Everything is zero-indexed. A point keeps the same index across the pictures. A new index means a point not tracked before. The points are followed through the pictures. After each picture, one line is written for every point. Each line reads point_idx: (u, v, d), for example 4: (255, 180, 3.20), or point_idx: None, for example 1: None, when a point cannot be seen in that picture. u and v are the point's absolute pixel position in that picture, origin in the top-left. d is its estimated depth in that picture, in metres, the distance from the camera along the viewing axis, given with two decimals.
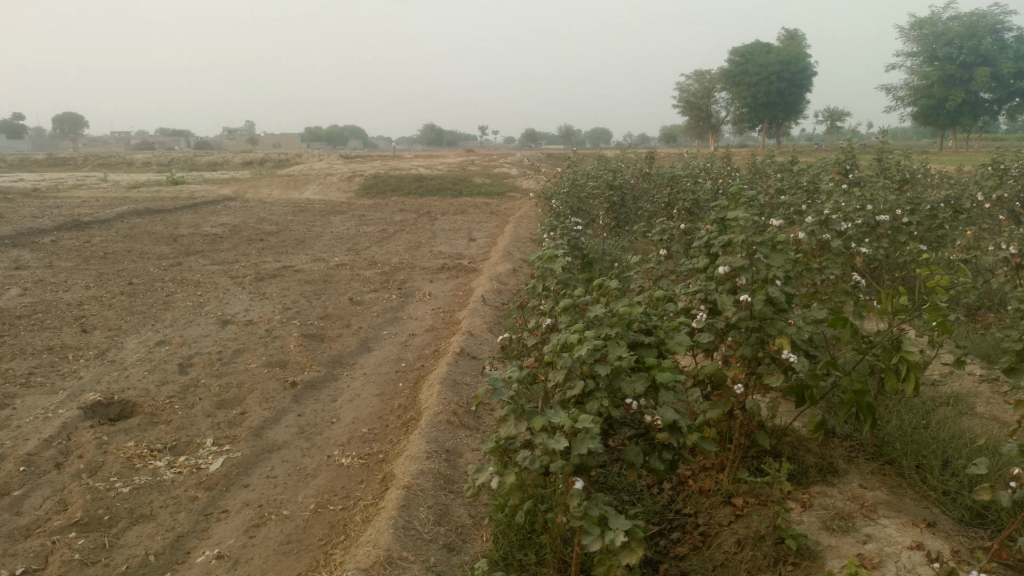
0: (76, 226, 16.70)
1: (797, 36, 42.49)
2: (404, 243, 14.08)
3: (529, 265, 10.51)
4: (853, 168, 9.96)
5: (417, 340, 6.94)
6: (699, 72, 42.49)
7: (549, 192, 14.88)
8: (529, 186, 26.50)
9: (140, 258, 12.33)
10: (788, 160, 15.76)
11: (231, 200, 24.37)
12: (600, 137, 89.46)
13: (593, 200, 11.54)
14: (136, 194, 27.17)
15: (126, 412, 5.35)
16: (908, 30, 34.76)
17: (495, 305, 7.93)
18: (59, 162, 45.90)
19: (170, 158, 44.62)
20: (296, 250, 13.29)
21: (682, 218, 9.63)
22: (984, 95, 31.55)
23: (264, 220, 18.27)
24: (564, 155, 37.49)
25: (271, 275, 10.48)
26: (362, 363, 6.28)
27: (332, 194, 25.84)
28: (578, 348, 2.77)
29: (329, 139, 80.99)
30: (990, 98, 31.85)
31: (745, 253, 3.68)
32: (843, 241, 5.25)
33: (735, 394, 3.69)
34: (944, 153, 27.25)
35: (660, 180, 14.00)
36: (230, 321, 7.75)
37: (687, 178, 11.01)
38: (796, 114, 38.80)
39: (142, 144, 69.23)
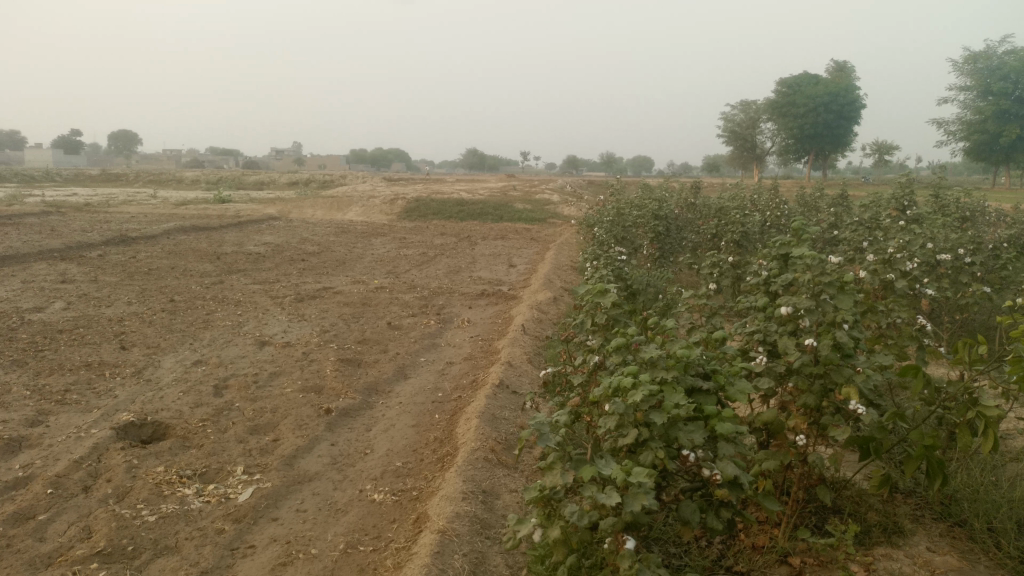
0: (124, 241, 16.97)
1: (846, 68, 41.90)
2: (444, 267, 13.98)
3: (570, 294, 10.31)
4: (910, 204, 9.60)
5: (454, 368, 6.77)
6: (745, 103, 42.11)
7: (592, 219, 14.69)
8: (570, 213, 26.34)
9: (183, 275, 12.42)
10: (838, 193, 15.35)
11: (275, 219, 24.65)
12: (642, 166, 89.23)
13: (637, 229, 11.31)
14: (184, 211, 27.65)
15: (158, 434, 5.26)
16: (962, 64, 34.02)
17: (536, 335, 7.74)
18: (113, 177, 47.12)
19: (218, 177, 45.50)
20: (336, 271, 13.28)
21: (730, 250, 9.37)
22: None
23: (306, 240, 18.38)
24: (606, 182, 37.31)
25: (310, 296, 10.44)
26: (398, 391, 6.12)
27: (374, 216, 25.99)
28: (633, 394, 2.59)
29: (373, 162, 82.10)
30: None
31: (810, 294, 3.48)
32: (908, 283, 4.99)
33: (795, 444, 3.45)
34: (998, 189, 26.43)
35: (706, 211, 13.73)
36: (267, 343, 7.67)
37: (734, 210, 10.73)
38: (844, 146, 38.14)
39: (192, 161, 70.96)
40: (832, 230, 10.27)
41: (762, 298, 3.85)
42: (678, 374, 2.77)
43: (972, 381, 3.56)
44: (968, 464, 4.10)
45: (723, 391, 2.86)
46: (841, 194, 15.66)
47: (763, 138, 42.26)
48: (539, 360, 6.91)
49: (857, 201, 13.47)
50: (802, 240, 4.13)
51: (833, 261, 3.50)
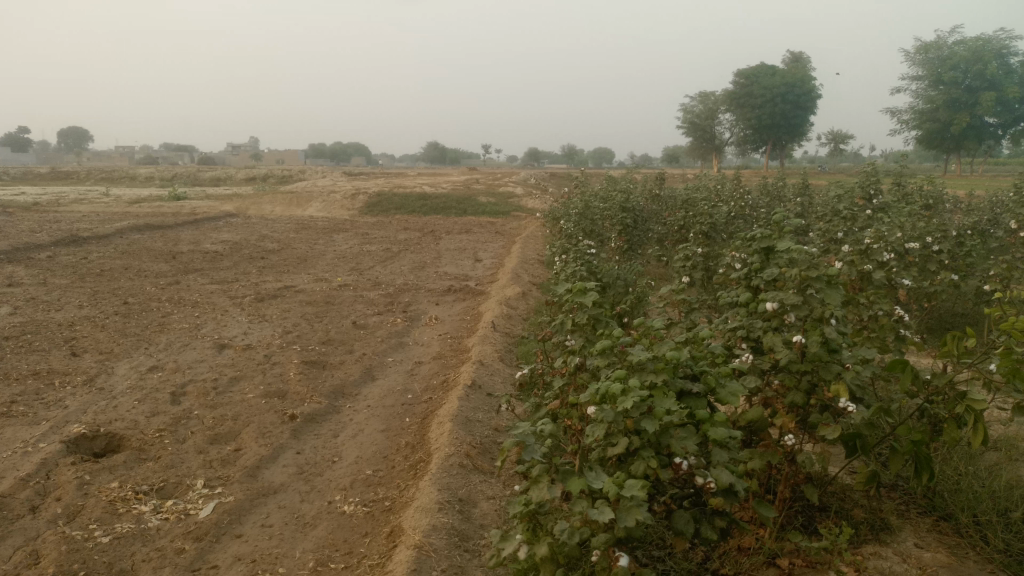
0: (75, 241, 16.39)
1: (803, 59, 42.36)
2: (408, 263, 13.72)
3: (539, 289, 10.16)
4: (875, 193, 9.62)
5: (424, 368, 6.57)
6: (704, 94, 42.38)
7: (557, 212, 14.55)
8: (534, 206, 26.20)
9: (138, 276, 11.99)
10: (800, 183, 15.43)
11: (233, 216, 24.10)
12: (603, 158, 89.55)
13: (604, 222, 11.20)
14: (138, 209, 26.89)
15: (112, 446, 4.98)
16: (913, 54, 34.62)
17: (506, 332, 7.57)
18: (63, 175, 45.73)
19: (174, 173, 44.42)
20: (298, 269, 12.96)
21: (699, 241, 9.29)
22: (990, 120, 31.35)
23: (266, 238, 17.95)
24: (569, 175, 37.23)
25: (271, 296, 10.13)
26: (366, 394, 5.91)
27: (335, 211, 25.55)
28: (623, 400, 2.43)
29: (333, 156, 81.12)
30: (995, 123, 31.63)
31: (796, 288, 3.37)
32: (884, 274, 4.92)
33: (784, 444, 3.33)
34: (950, 177, 26.95)
35: (671, 203, 13.68)
36: (227, 346, 7.37)
37: (701, 202, 10.67)
38: (801, 136, 38.60)
39: (146, 158, 69.37)
40: (798, 219, 10.26)
41: (745, 294, 3.74)
42: (668, 378, 2.63)
43: (959, 373, 3.49)
44: (950, 455, 4.05)
45: (714, 394, 2.73)
46: (803, 184, 15.74)
47: (722, 129, 42.57)
48: (511, 358, 6.74)
49: (820, 191, 13.54)
50: (783, 233, 4.03)
51: (819, 255, 3.40)
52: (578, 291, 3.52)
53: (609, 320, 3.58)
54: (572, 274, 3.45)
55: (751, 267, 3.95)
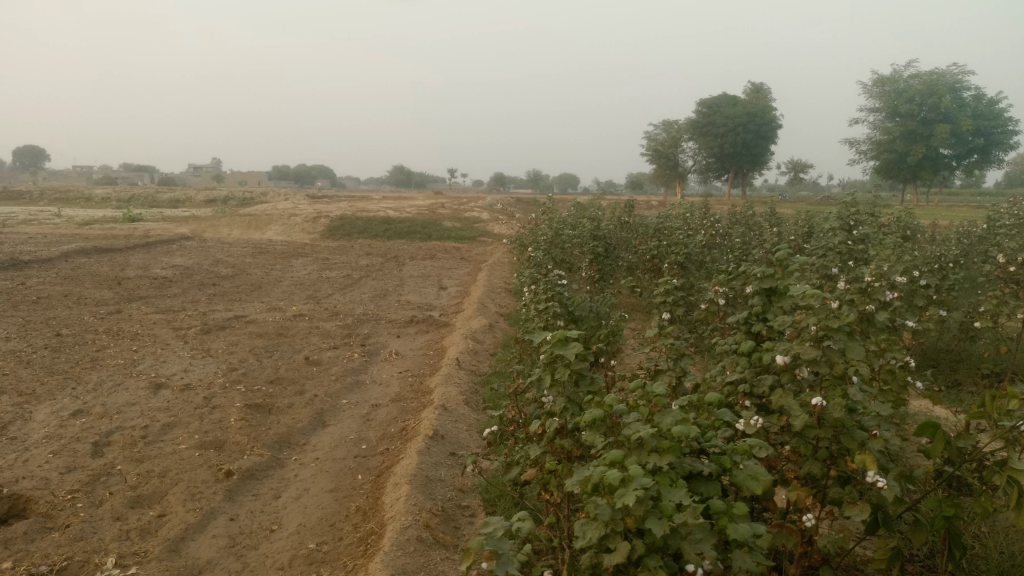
0: (14, 265, 15.47)
1: (764, 89, 42.93)
2: (369, 291, 13.08)
3: (505, 321, 9.61)
4: (853, 223, 9.30)
5: (381, 412, 5.97)
6: (668, 122, 42.61)
7: (524, 240, 14.07)
8: (499, 232, 25.74)
9: (77, 304, 11.20)
10: (769, 212, 15.17)
11: (188, 239, 23.23)
12: (568, 184, 90.09)
13: (574, 250, 10.73)
14: (88, 231, 25.85)
15: (17, 509, 4.29)
16: (871, 86, 35.13)
17: (472, 371, 7.00)
18: (14, 195, 44.17)
19: (130, 194, 43.15)
20: (252, 297, 12.25)
21: (674, 273, 8.86)
22: (944, 151, 31.85)
23: (220, 263, 17.19)
24: (535, 200, 36.95)
25: (219, 327, 9.44)
26: (314, 444, 5.29)
27: (295, 236, 24.80)
28: (623, 496, 1.91)
29: (297, 178, 80.28)
30: (949, 154, 32.15)
31: (811, 339, 2.89)
32: (887, 314, 4.47)
33: (800, 522, 2.83)
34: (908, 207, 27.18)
35: (640, 231, 13.27)
36: (163, 386, 6.69)
37: (674, 230, 10.26)
38: (762, 164, 38.89)
39: (103, 177, 67.93)
40: (774, 251, 9.90)
41: (748, 343, 3.24)
42: (675, 460, 2.11)
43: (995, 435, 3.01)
44: (969, 521, 3.60)
45: (730, 477, 2.21)
46: (772, 214, 15.48)
47: (686, 157, 42.70)
48: (477, 401, 6.16)
49: (790, 221, 13.27)
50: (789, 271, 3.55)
51: (838, 301, 2.92)
52: (557, 341, 3.00)
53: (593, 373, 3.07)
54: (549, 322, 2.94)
55: (753, 310, 3.46)
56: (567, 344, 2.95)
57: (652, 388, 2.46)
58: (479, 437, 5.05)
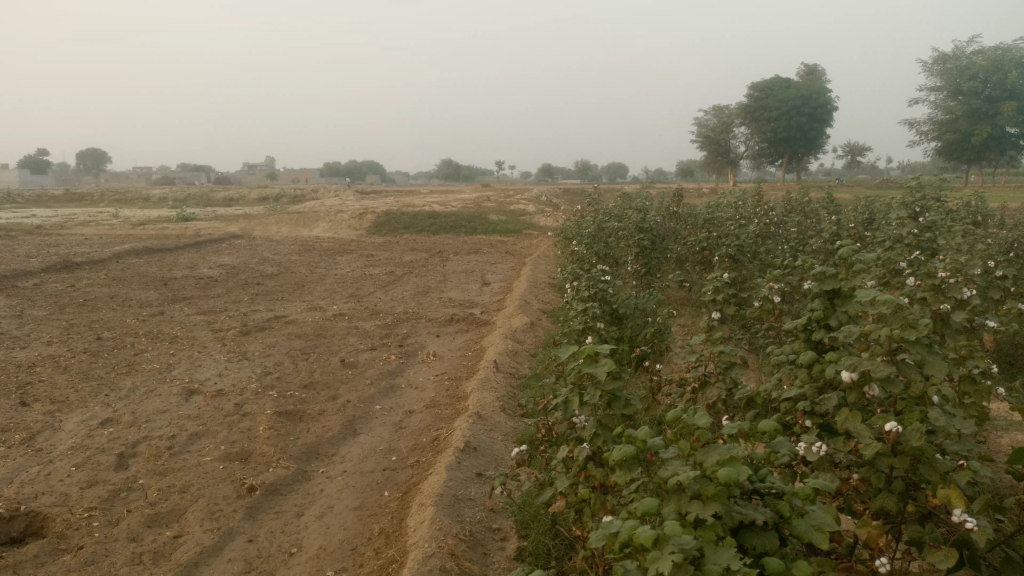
0: (67, 266, 15.72)
1: (818, 72, 41.56)
2: (411, 288, 12.86)
3: (548, 318, 9.27)
4: (917, 210, 8.69)
5: (414, 420, 5.69)
6: (718, 107, 41.60)
7: (569, 233, 13.68)
8: (546, 225, 25.37)
9: (122, 306, 11.24)
10: (827, 199, 14.48)
11: (238, 238, 23.44)
12: (616, 174, 89.17)
13: (620, 243, 10.31)
14: (142, 232, 26.31)
15: (34, 528, 4.14)
16: (931, 64, 33.62)
17: (511, 374, 6.67)
18: (76, 197, 45.47)
19: (185, 193, 43.98)
20: (294, 296, 12.14)
21: (725, 267, 8.39)
22: (1011, 130, 30.33)
23: (267, 261, 17.22)
24: (582, 191, 36.40)
25: (258, 329, 9.31)
26: (343, 455, 5.04)
27: (342, 232, 24.83)
28: (658, 561, 1.56)
29: (346, 174, 81.08)
30: (1016, 132, 30.63)
31: (883, 353, 2.49)
32: (965, 313, 3.99)
33: (872, 565, 2.43)
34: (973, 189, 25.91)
35: (690, 222, 12.77)
36: (196, 393, 6.54)
37: (725, 221, 9.76)
38: (817, 148, 37.66)
39: (159, 177, 69.58)
40: (833, 241, 9.33)
41: (807, 354, 2.85)
42: (721, 511, 1.76)
43: None
44: None
45: (789, 527, 1.85)
46: (829, 201, 14.77)
47: (737, 142, 41.58)
48: (514, 407, 5.83)
49: (849, 207, 12.60)
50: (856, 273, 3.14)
51: (915, 310, 2.52)
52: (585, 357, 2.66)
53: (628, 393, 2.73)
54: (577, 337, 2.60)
55: (812, 316, 3.06)
56: (596, 362, 2.61)
57: (698, 416, 2.09)
58: (514, 450, 4.72)
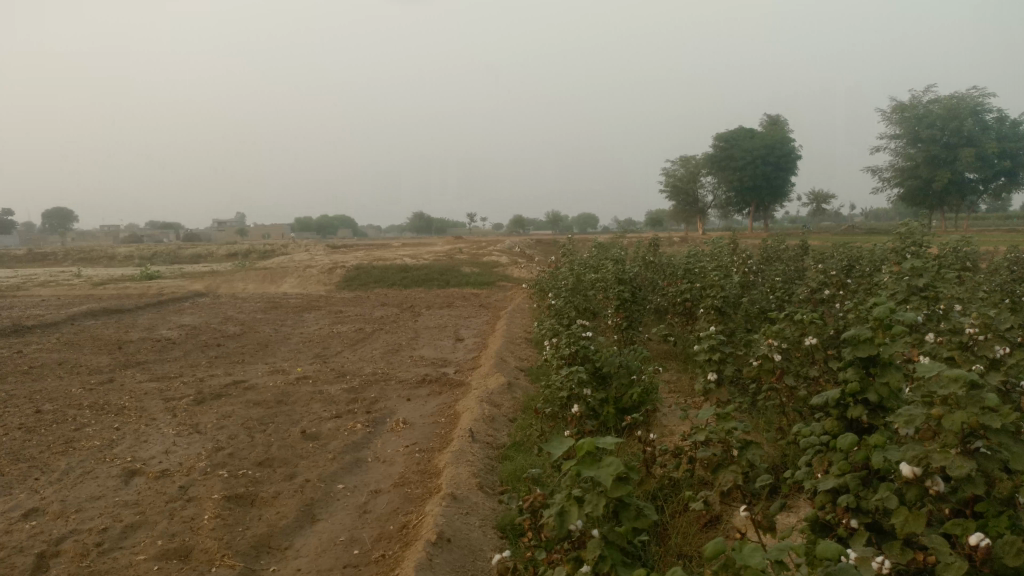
0: (16, 330, 14.89)
1: (782, 122, 42.35)
2: (380, 347, 12.24)
3: (526, 378, 8.72)
4: (906, 256, 8.36)
5: (381, 502, 5.09)
6: (686, 158, 41.99)
7: (545, 285, 13.22)
8: (520, 277, 24.94)
9: (69, 373, 10.48)
10: (804, 247, 14.22)
11: (202, 295, 22.71)
12: (586, 224, 89.82)
13: (598, 295, 9.84)
14: (101, 292, 25.41)
15: None
16: (891, 113, 34.22)
17: (489, 443, 6.09)
18: (38, 256, 44.26)
19: (151, 251, 43.07)
20: (256, 358, 11.47)
21: (711, 320, 7.95)
22: (970, 176, 30.80)
23: (230, 320, 16.51)
24: (554, 242, 36.21)
25: (214, 396, 8.65)
26: (298, 549, 4.43)
27: (310, 288, 24.15)
28: None
29: (318, 229, 80.56)
30: (976, 178, 31.10)
31: (956, 443, 2.06)
32: (1003, 375, 3.57)
33: None
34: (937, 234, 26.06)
35: (668, 271, 12.37)
36: (137, 474, 5.87)
37: (707, 271, 9.34)
38: (783, 196, 38.02)
39: (127, 236, 68.57)
40: (819, 291, 8.95)
41: (847, 437, 2.41)
42: None
43: None
44: None
45: None
46: (805, 249, 14.51)
47: (705, 191, 41.92)
48: (493, 485, 5.26)
49: (829, 254, 12.31)
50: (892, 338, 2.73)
51: (990, 389, 2.10)
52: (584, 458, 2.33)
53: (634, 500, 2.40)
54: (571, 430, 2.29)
55: (846, 387, 2.63)
56: (597, 463, 2.27)
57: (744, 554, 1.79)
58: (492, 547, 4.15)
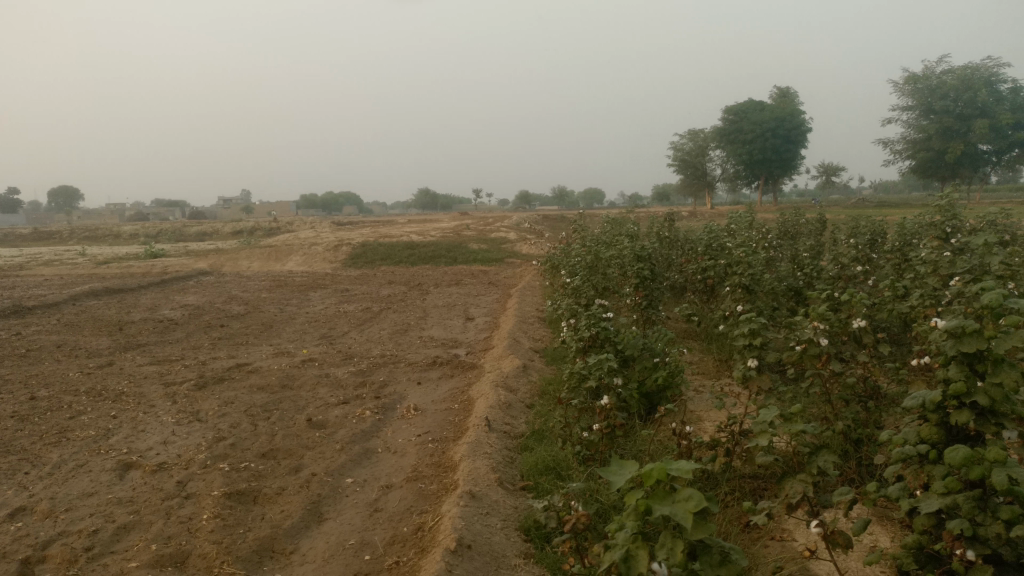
0: (17, 311, 14.55)
1: (790, 93, 41.52)
2: (388, 327, 11.85)
3: (541, 361, 8.32)
4: (943, 230, 7.88)
5: (393, 499, 4.72)
6: (694, 131, 41.25)
7: (557, 262, 12.79)
8: (528, 254, 24.49)
9: (67, 356, 10.11)
10: (823, 221, 13.72)
11: (207, 274, 22.34)
12: (592, 199, 89.14)
13: (615, 273, 9.40)
14: (105, 270, 25.03)
15: None
16: (903, 83, 33.40)
17: (507, 433, 5.70)
18: (45, 235, 44.00)
19: (157, 229, 42.74)
20: (260, 340, 11.08)
21: (738, 299, 7.53)
22: (984, 147, 30.09)
23: (234, 300, 16.13)
24: (562, 219, 35.73)
25: (216, 381, 8.28)
26: (304, 553, 4.07)
27: (316, 266, 23.76)
28: None
29: (324, 206, 80.16)
30: (989, 149, 30.39)
31: None
32: None
33: None
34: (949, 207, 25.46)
35: (685, 247, 11.90)
36: (133, 467, 5.51)
37: (730, 246, 8.88)
38: (793, 169, 37.35)
39: (134, 214, 68.44)
40: (850, 267, 8.50)
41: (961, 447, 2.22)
42: None
43: None
44: None
45: None
46: (824, 222, 14.00)
47: (714, 165, 41.31)
48: (513, 480, 4.88)
49: (853, 227, 11.79)
50: (1004, 330, 2.51)
51: None
52: (654, 493, 2.34)
53: (709, 540, 2.40)
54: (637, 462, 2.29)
55: (950, 388, 2.49)
56: (669, 496, 2.28)
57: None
58: (516, 559, 3.78)
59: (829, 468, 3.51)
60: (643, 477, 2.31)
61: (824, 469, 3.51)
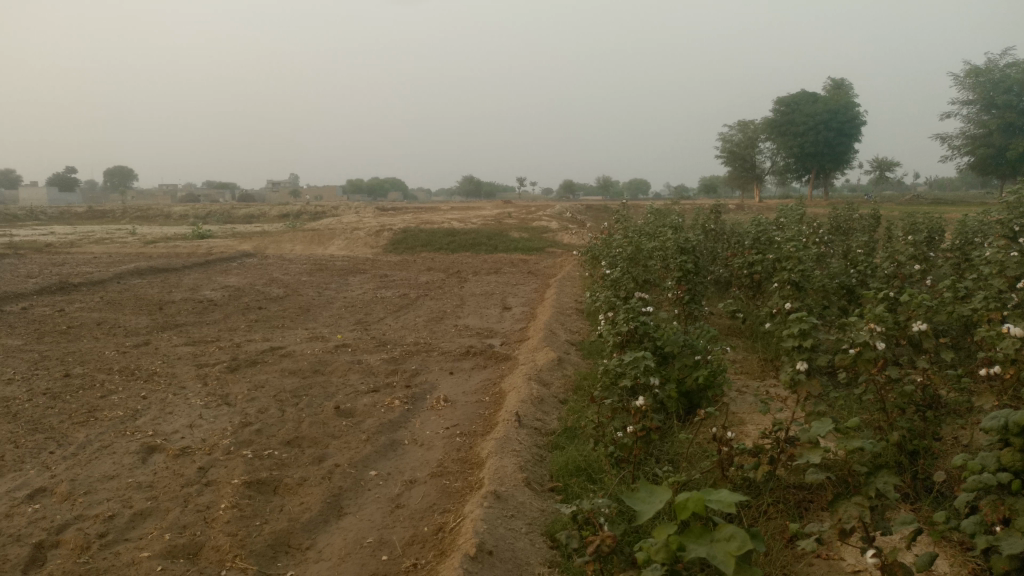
0: (63, 288, 14.77)
1: (845, 84, 40.27)
2: (424, 314, 11.72)
3: (578, 355, 8.08)
4: (1011, 229, 7.39)
5: (415, 494, 4.53)
6: (744, 122, 40.33)
7: (598, 253, 12.48)
8: (569, 244, 24.16)
9: (106, 334, 10.17)
10: (878, 216, 13.15)
11: (250, 256, 22.52)
12: (638, 190, 88.22)
13: (658, 265, 9.08)
14: (153, 250, 25.47)
15: None
16: (964, 76, 32.11)
17: (538, 429, 5.47)
18: (98, 214, 44.99)
19: (206, 210, 43.38)
20: (296, 323, 11.03)
21: (786, 296, 7.16)
22: None
23: (274, 282, 16.17)
24: (605, 208, 35.28)
25: (249, 364, 8.21)
26: (320, 550, 3.91)
27: (357, 251, 23.78)
28: None
29: (369, 191, 80.72)
30: None
31: None
32: None
33: None
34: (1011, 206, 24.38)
35: (732, 241, 11.50)
36: (157, 450, 5.43)
37: (779, 240, 8.48)
38: (845, 164, 36.28)
39: (187, 194, 69.88)
40: (907, 265, 8.05)
41: None
42: None
43: None
44: None
45: None
46: (879, 217, 13.43)
47: (763, 158, 40.39)
48: (541, 480, 4.66)
49: (910, 223, 11.24)
50: None
51: None
52: (690, 530, 2.42)
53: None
54: (671, 490, 2.42)
55: None
56: (707, 536, 2.35)
57: None
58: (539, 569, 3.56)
59: (889, 491, 3.22)
60: (678, 511, 2.37)
61: (884, 491, 3.24)
